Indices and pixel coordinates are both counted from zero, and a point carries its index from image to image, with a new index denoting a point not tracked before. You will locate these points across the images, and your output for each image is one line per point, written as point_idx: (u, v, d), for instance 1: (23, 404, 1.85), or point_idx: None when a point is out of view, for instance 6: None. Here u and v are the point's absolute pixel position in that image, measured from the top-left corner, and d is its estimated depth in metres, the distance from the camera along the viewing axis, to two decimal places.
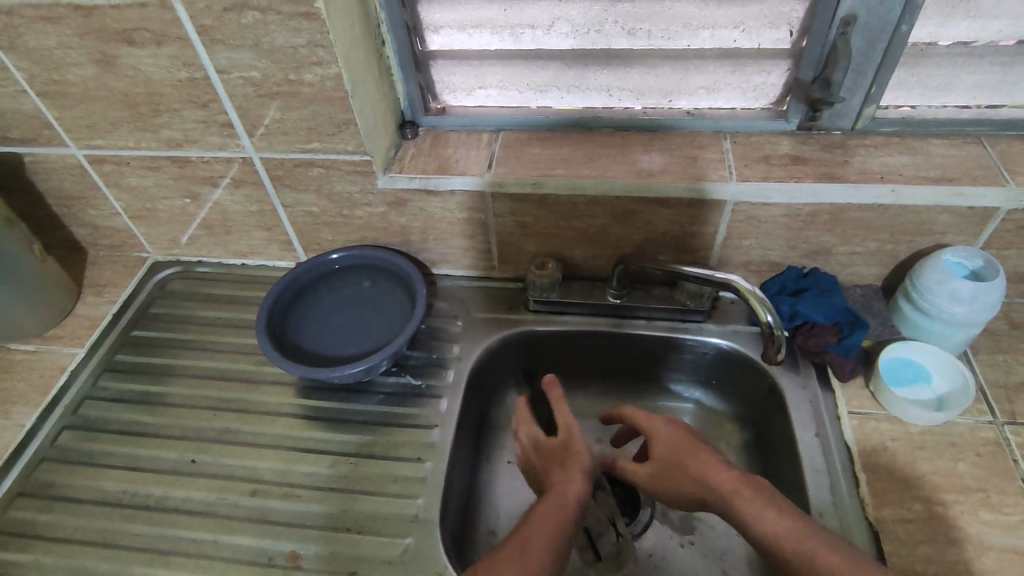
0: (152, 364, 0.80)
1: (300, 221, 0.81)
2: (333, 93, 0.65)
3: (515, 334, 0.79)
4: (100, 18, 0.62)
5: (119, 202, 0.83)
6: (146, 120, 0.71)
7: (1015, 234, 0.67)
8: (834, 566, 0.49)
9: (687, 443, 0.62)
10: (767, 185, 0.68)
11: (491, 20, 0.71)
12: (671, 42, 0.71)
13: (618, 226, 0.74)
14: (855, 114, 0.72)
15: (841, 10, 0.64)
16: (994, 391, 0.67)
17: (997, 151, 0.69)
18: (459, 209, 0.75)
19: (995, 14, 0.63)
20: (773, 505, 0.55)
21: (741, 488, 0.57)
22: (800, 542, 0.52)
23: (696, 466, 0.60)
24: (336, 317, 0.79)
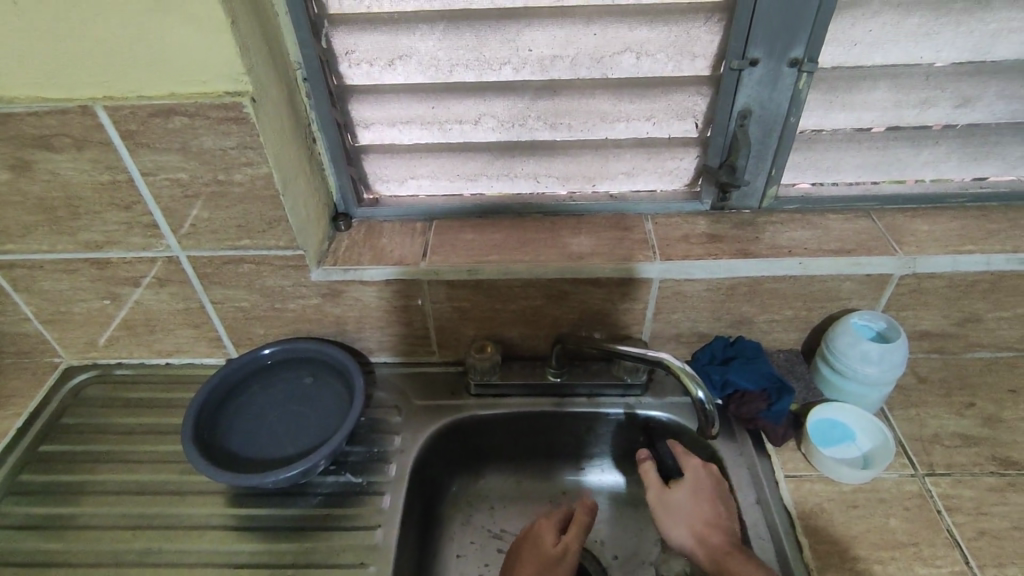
0: (65, 482, 0.73)
1: (230, 317, 0.78)
2: (263, 192, 0.66)
3: (458, 420, 0.78)
4: (15, 125, 0.60)
5: (30, 307, 0.78)
6: (63, 223, 0.69)
7: (910, 296, 0.73)
8: None
9: (711, 487, 0.66)
10: (689, 262, 0.72)
11: (420, 117, 0.75)
12: (591, 134, 0.76)
13: (553, 306, 0.76)
14: (760, 194, 0.79)
15: (737, 105, 0.71)
16: (912, 444, 0.71)
17: (884, 223, 0.77)
18: (395, 297, 0.75)
19: (866, 107, 0.72)
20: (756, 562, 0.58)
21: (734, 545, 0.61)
22: None
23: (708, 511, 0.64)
24: (268, 416, 0.75)
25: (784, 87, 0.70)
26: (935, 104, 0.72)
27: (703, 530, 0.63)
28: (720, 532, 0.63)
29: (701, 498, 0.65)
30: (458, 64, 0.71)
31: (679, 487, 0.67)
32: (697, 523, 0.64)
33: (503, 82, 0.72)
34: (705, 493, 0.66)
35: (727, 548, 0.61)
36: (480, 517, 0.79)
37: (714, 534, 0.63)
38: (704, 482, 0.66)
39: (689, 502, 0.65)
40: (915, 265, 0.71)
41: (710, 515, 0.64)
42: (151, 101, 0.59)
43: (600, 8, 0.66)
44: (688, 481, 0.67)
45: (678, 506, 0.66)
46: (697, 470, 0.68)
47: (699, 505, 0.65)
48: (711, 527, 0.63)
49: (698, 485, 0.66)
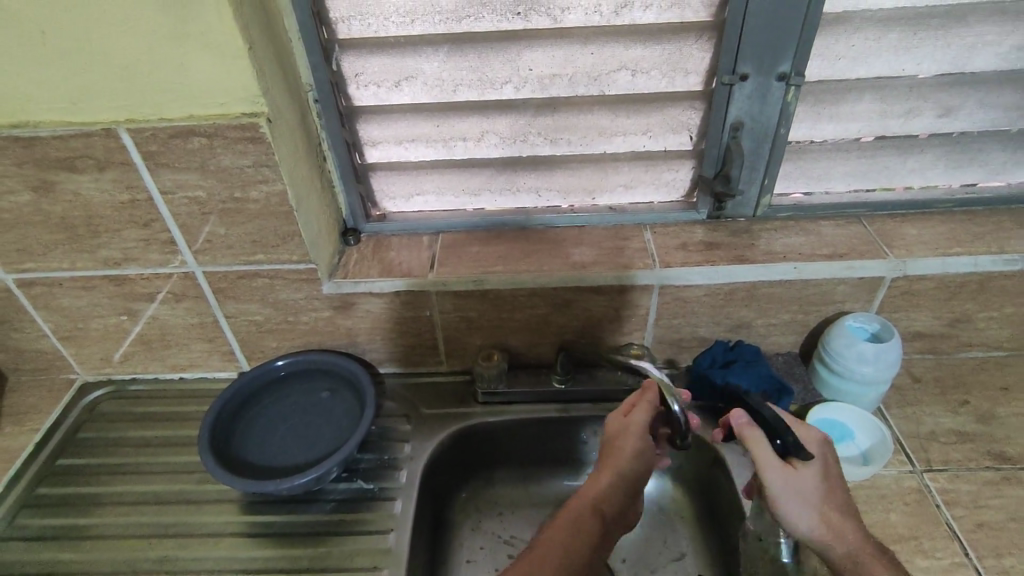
0: (83, 494, 0.75)
1: (244, 331, 0.80)
2: (278, 209, 0.68)
3: (466, 428, 0.79)
4: (42, 148, 0.63)
5: (48, 324, 0.80)
6: (84, 242, 0.71)
7: (902, 298, 0.76)
8: None
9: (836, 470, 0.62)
10: (687, 269, 0.75)
11: (426, 135, 0.78)
12: (589, 148, 0.79)
13: (557, 314, 0.79)
14: (754, 203, 0.81)
15: (729, 118, 0.75)
16: (910, 441, 0.73)
17: (875, 228, 0.80)
18: (404, 308, 0.78)
19: (853, 118, 0.75)
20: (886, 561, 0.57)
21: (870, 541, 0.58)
22: None
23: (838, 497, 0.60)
24: (281, 426, 0.77)
25: (773, 101, 0.73)
26: (919, 114, 0.75)
27: (836, 523, 0.59)
28: (853, 520, 0.59)
29: (828, 488, 0.60)
30: (462, 84, 0.74)
31: (803, 471, 0.61)
32: (829, 514, 0.59)
33: (504, 100, 0.75)
34: (837, 484, 0.61)
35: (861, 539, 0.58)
36: (490, 522, 0.80)
37: (844, 522, 0.59)
38: (831, 468, 0.61)
39: (820, 487, 0.60)
40: (906, 267, 0.74)
41: (842, 507, 0.60)
42: (172, 123, 0.62)
43: (596, 29, 0.70)
44: (811, 464, 0.61)
45: (816, 493, 0.60)
46: (819, 448, 0.63)
47: (836, 499, 0.60)
48: (847, 516, 0.59)
49: (825, 471, 0.61)
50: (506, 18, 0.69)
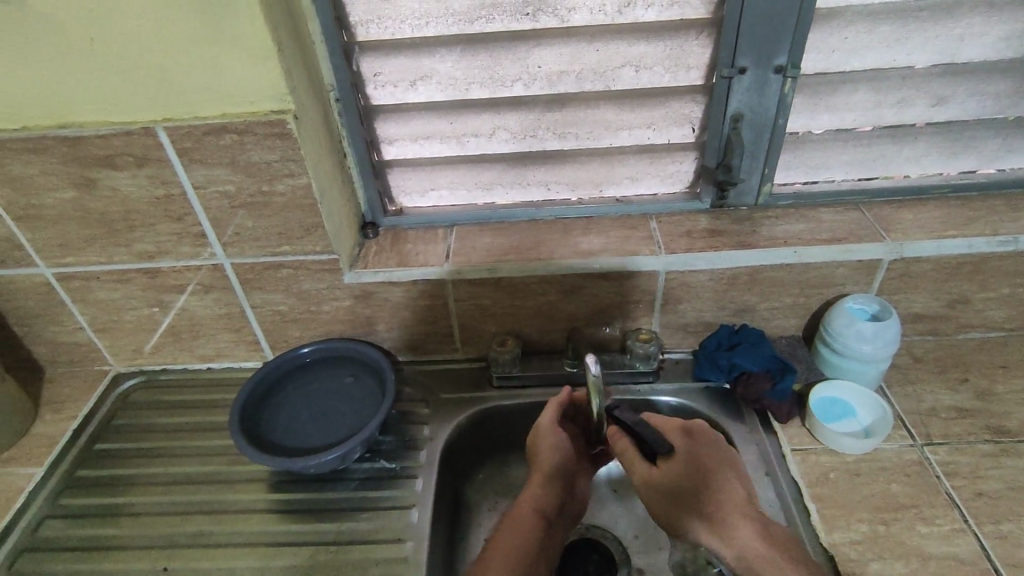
0: (119, 476, 0.79)
1: (269, 321, 0.84)
2: (303, 201, 0.72)
3: (482, 411, 0.83)
4: (84, 147, 0.68)
5: (84, 316, 0.85)
6: (120, 236, 0.76)
7: (900, 280, 0.79)
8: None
9: (719, 464, 0.65)
10: (691, 255, 0.78)
11: (440, 132, 0.82)
12: (595, 142, 0.83)
13: (568, 301, 0.82)
14: (756, 192, 0.85)
15: (729, 110, 0.78)
16: (910, 417, 0.76)
17: (873, 214, 0.83)
18: (421, 296, 0.82)
19: (848, 108, 0.78)
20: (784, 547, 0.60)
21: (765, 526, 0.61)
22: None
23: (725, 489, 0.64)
24: (305, 410, 0.81)
25: (771, 94, 0.77)
26: (912, 103, 0.78)
27: (729, 512, 0.63)
28: (749, 508, 0.63)
29: (710, 476, 0.64)
30: (474, 83, 0.78)
31: (681, 467, 0.65)
32: (726, 508, 0.63)
33: (515, 98, 0.79)
34: (723, 477, 0.65)
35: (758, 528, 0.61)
36: (506, 502, 0.83)
37: (737, 513, 0.63)
38: (705, 460, 0.65)
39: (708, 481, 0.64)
40: (903, 250, 0.77)
41: (731, 495, 0.64)
42: (205, 121, 0.66)
43: (601, 27, 0.74)
44: (683, 458, 0.65)
45: (701, 486, 0.64)
46: (688, 448, 0.66)
47: (724, 489, 0.64)
48: (736, 505, 0.63)
49: (694, 463, 0.65)
50: (516, 19, 0.73)
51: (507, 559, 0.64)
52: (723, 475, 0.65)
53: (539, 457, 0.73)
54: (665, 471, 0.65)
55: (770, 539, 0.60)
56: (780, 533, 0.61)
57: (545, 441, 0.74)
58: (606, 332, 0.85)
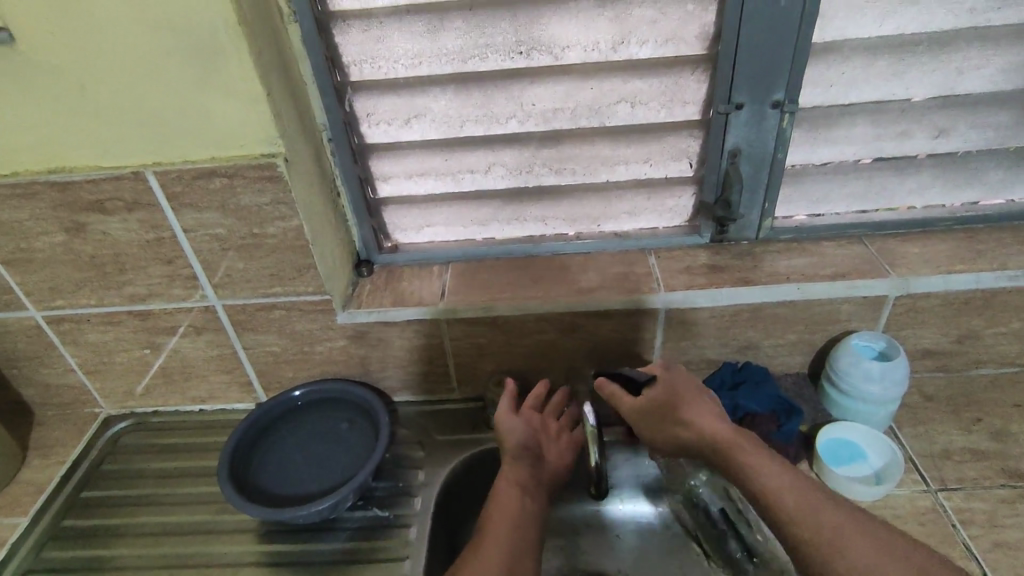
0: (106, 525, 0.77)
1: (261, 361, 0.83)
2: (295, 243, 0.71)
3: (479, 454, 0.80)
4: (74, 192, 0.67)
5: (75, 359, 0.83)
6: (110, 279, 0.75)
7: (907, 316, 0.77)
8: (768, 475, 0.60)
9: (688, 388, 0.68)
10: (691, 292, 0.76)
11: (435, 169, 0.81)
12: (592, 177, 0.82)
13: (566, 339, 0.80)
14: (756, 226, 0.83)
15: (727, 145, 0.77)
16: (922, 460, 0.73)
17: (877, 248, 0.81)
18: (416, 336, 0.80)
19: (848, 141, 0.77)
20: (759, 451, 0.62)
21: (737, 438, 0.63)
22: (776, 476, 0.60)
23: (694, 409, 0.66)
24: (298, 455, 0.79)
25: (769, 128, 0.76)
26: (914, 135, 0.77)
27: (698, 425, 0.65)
28: (722, 421, 0.65)
29: (679, 403, 0.67)
30: (468, 120, 0.77)
31: (658, 395, 0.68)
32: (698, 416, 0.66)
33: (509, 134, 0.78)
34: (693, 395, 0.67)
35: (730, 436, 0.64)
36: None
37: (712, 422, 0.65)
38: (675, 386, 0.68)
39: (681, 398, 0.67)
40: (909, 285, 0.75)
41: (700, 413, 0.66)
42: (195, 165, 0.65)
43: (596, 64, 0.73)
44: (659, 385, 0.68)
45: (671, 408, 0.67)
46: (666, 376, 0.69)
47: (689, 399, 0.67)
48: (707, 415, 0.66)
49: (669, 389, 0.68)
50: (509, 57, 0.73)
51: (494, 533, 0.66)
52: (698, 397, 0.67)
53: (506, 445, 0.74)
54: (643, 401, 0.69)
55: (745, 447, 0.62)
56: (754, 442, 0.63)
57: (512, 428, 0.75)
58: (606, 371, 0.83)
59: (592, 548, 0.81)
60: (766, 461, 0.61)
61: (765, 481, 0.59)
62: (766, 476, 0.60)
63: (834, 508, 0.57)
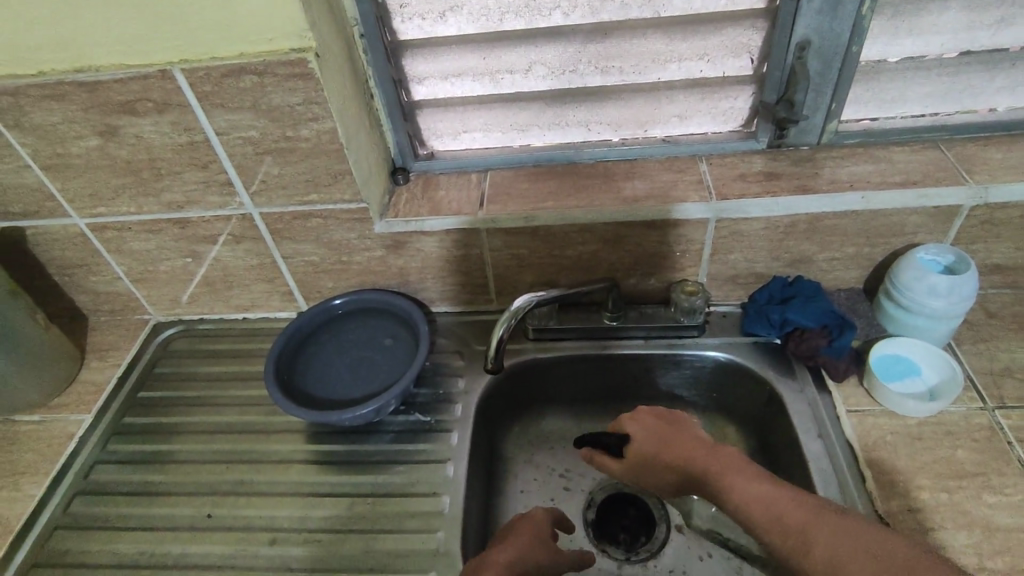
0: (162, 423, 0.81)
1: (301, 271, 0.83)
2: (329, 146, 0.69)
3: (518, 363, 0.80)
4: (103, 93, 0.65)
5: (121, 267, 0.85)
6: (147, 185, 0.74)
7: (981, 228, 0.71)
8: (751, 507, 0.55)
9: (661, 433, 0.65)
10: (745, 201, 0.72)
11: (472, 68, 0.76)
12: (642, 76, 0.76)
13: (608, 251, 0.77)
14: (819, 130, 0.77)
15: (795, 37, 0.70)
16: (981, 378, 0.70)
17: (955, 153, 0.74)
18: (454, 247, 0.78)
19: (935, 31, 0.69)
20: (745, 478, 0.57)
21: (716, 474, 0.59)
22: (769, 506, 0.54)
23: (672, 453, 0.63)
24: (339, 362, 0.80)
25: (846, 16, 0.68)
26: (1011, 24, 0.68)
27: (682, 466, 0.62)
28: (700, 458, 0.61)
29: (659, 448, 0.64)
30: (509, 12, 0.71)
31: (635, 443, 0.66)
32: (675, 462, 0.62)
33: (553, 28, 0.72)
34: (660, 442, 0.64)
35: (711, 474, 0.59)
36: (543, 456, 0.83)
37: (692, 464, 0.61)
38: (648, 431, 0.65)
39: (654, 444, 0.64)
40: (987, 195, 0.69)
41: (682, 453, 0.62)
42: (223, 61, 0.62)
43: None
44: (637, 438, 0.66)
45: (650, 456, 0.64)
46: (638, 423, 0.67)
47: (678, 445, 0.63)
48: (687, 455, 0.62)
49: (646, 434, 0.65)
50: None
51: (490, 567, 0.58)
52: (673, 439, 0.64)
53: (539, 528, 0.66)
54: (626, 454, 0.66)
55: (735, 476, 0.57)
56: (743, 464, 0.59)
57: (541, 517, 0.68)
58: (649, 283, 0.81)
59: None
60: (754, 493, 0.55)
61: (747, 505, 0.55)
62: (750, 504, 0.55)
63: (835, 525, 0.50)
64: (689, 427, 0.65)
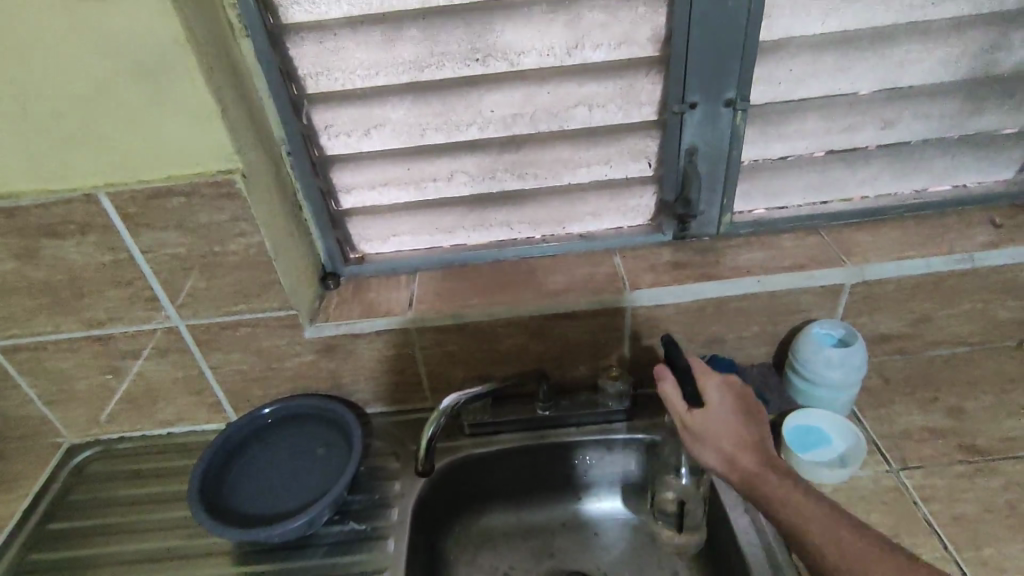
0: (72, 557, 0.75)
1: (229, 381, 0.82)
2: (256, 258, 0.70)
3: (454, 461, 0.80)
4: (24, 218, 0.66)
5: (34, 389, 0.81)
6: (66, 304, 0.73)
7: (864, 302, 0.79)
8: (811, 532, 0.56)
9: (739, 424, 0.63)
10: (656, 290, 0.78)
11: (397, 178, 0.81)
12: (555, 180, 0.83)
13: (536, 342, 0.81)
14: (716, 222, 0.85)
15: (684, 144, 0.79)
16: (884, 441, 0.76)
17: (834, 238, 0.83)
18: (386, 347, 0.80)
19: (799, 135, 0.80)
20: (802, 491, 0.58)
21: (766, 472, 0.59)
22: (831, 530, 0.55)
23: (733, 437, 0.62)
24: (270, 474, 0.78)
25: (724, 126, 0.77)
26: (861, 128, 0.80)
27: (737, 454, 0.61)
28: (755, 454, 0.61)
29: (731, 432, 0.62)
30: (428, 128, 0.77)
31: (712, 408, 0.64)
32: (731, 446, 0.62)
33: (470, 141, 0.79)
34: (734, 416, 0.63)
35: (763, 475, 0.59)
36: (485, 556, 0.81)
37: (756, 464, 0.60)
38: (726, 407, 0.64)
39: (729, 425, 0.63)
40: (863, 273, 0.77)
41: (749, 435, 0.62)
42: (149, 185, 0.64)
43: (551, 69, 0.74)
44: (716, 419, 0.63)
45: (716, 437, 0.62)
46: (721, 403, 0.64)
47: (733, 425, 0.63)
48: (750, 446, 0.61)
49: (727, 421, 0.63)
50: (466, 65, 0.73)
51: None
52: (745, 424, 0.63)
53: None
54: (694, 415, 0.63)
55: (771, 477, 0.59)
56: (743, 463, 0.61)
57: None
58: (577, 371, 0.84)
59: (570, 549, 0.82)
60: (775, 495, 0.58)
61: (800, 518, 0.56)
62: (808, 519, 0.56)
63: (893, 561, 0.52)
64: (760, 421, 0.64)
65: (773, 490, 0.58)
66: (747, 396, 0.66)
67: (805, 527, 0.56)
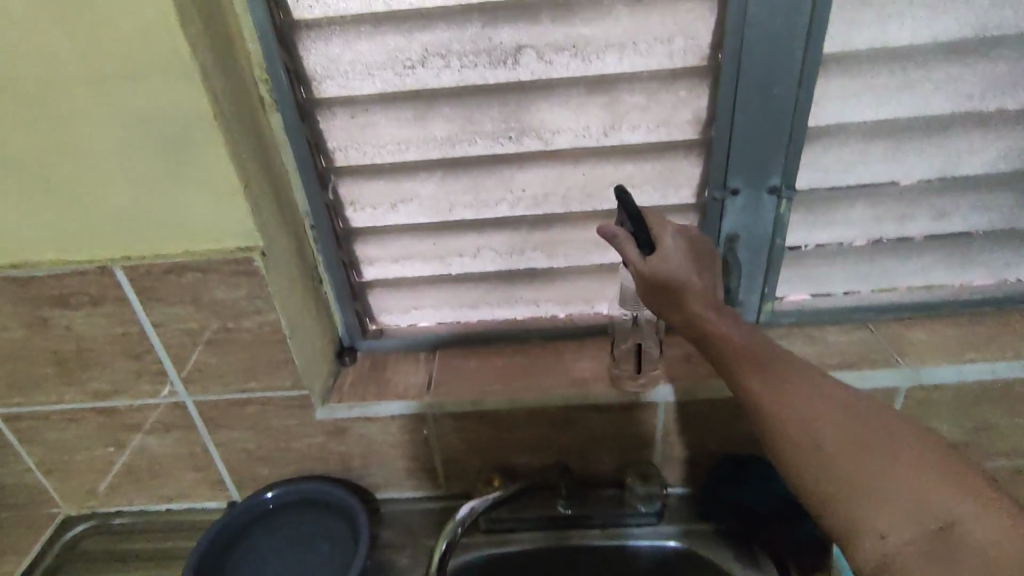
0: None
1: (234, 459, 0.77)
2: (271, 337, 0.67)
3: (468, 562, 0.74)
4: (37, 287, 0.64)
5: (33, 458, 0.77)
6: (72, 374, 0.70)
7: (919, 407, 0.73)
8: (767, 383, 0.56)
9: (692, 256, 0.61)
10: (692, 384, 0.72)
11: (422, 252, 0.78)
12: (585, 260, 0.79)
13: (560, 434, 0.75)
14: (755, 309, 0.80)
15: (723, 230, 0.75)
16: None
17: (884, 334, 0.78)
18: (401, 431, 0.75)
19: (846, 222, 0.75)
20: (776, 375, 0.56)
21: (745, 357, 0.57)
22: (783, 390, 0.55)
23: (705, 328, 0.59)
24: (269, 565, 0.72)
25: (767, 213, 0.73)
26: (913, 219, 0.76)
27: (698, 309, 0.59)
28: (722, 321, 0.59)
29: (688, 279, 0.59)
30: (456, 205, 0.75)
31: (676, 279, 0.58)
32: (695, 301, 0.59)
33: (499, 218, 0.76)
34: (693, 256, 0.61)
35: (723, 333, 0.58)
36: None
37: (715, 324, 0.59)
38: (682, 258, 0.59)
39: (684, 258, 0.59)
40: (919, 376, 0.72)
41: (704, 296, 0.59)
42: (167, 259, 0.62)
43: (586, 150, 0.71)
44: (671, 255, 0.58)
45: (677, 290, 0.58)
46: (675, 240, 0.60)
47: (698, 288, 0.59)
48: (711, 310, 0.59)
49: (677, 251, 0.59)
50: (499, 143, 0.71)
51: None
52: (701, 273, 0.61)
53: None
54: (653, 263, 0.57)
55: (807, 395, 0.54)
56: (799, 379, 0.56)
57: None
58: (603, 466, 0.78)
59: None
60: (833, 418, 0.53)
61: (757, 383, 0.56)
62: (782, 398, 0.54)
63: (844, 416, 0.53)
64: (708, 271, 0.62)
65: (738, 354, 0.58)
66: (697, 243, 0.63)
67: (760, 394, 0.56)
